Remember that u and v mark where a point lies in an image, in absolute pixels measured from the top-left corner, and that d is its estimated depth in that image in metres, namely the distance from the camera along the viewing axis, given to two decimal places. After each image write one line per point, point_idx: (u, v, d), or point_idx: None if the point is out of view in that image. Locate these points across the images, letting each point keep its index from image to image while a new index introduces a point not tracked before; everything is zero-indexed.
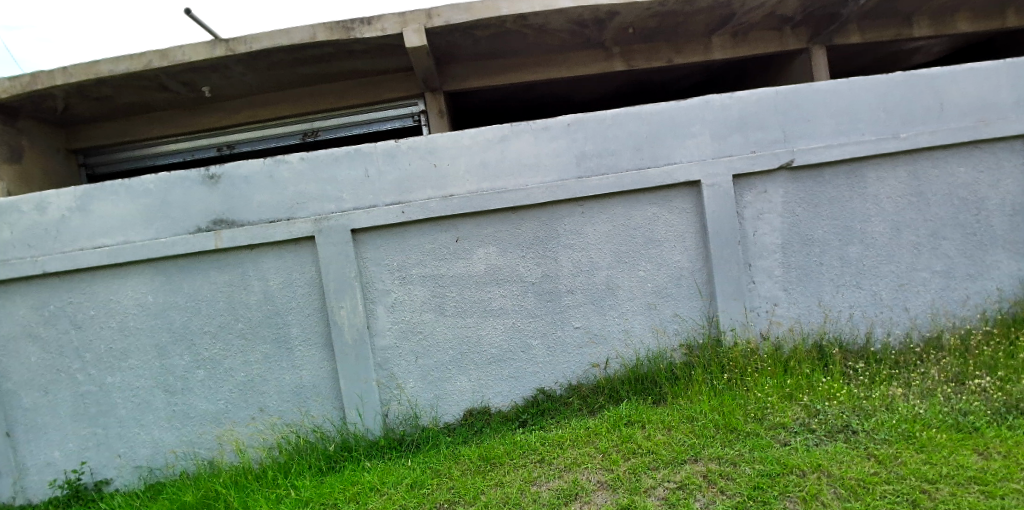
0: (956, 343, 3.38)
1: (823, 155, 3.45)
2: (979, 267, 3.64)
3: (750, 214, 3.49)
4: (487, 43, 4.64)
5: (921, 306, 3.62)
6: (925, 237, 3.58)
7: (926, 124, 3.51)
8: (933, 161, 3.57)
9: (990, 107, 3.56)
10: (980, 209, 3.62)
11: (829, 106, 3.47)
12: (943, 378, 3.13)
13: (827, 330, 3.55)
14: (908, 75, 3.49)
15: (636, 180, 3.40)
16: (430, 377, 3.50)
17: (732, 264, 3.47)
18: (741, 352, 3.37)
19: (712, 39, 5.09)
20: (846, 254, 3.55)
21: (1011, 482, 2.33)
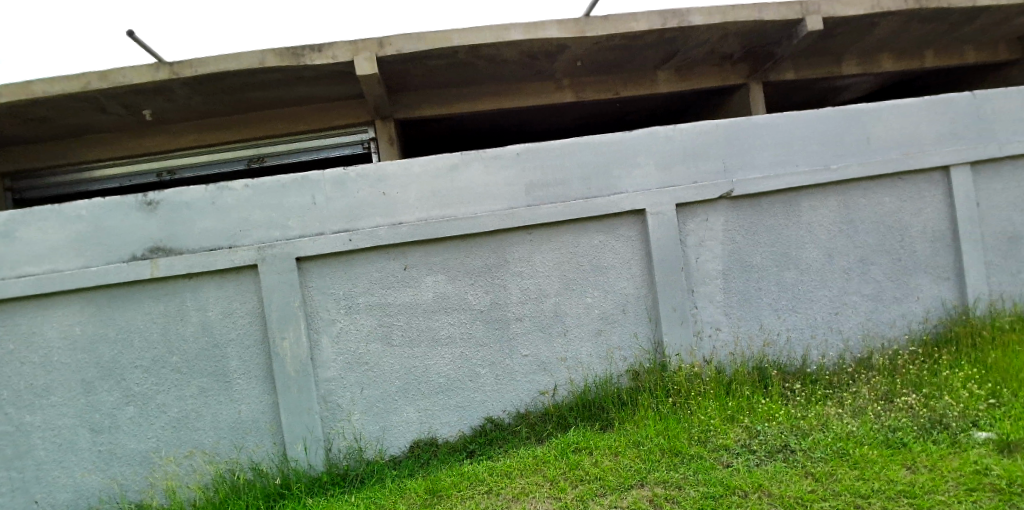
0: (885, 363, 3.54)
1: (761, 185, 3.61)
2: (905, 290, 3.86)
3: (692, 242, 3.60)
4: (440, 73, 4.70)
5: (852, 329, 3.80)
6: (854, 263, 3.79)
7: (856, 157, 3.75)
8: (860, 191, 3.80)
9: (911, 142, 3.84)
10: (904, 236, 3.86)
11: (766, 139, 3.65)
12: (873, 396, 3.25)
13: (767, 354, 3.66)
14: (839, 110, 3.73)
15: (583, 209, 3.46)
16: (374, 410, 3.42)
17: (677, 290, 3.55)
18: (685, 376, 3.43)
19: (658, 73, 5.30)
20: (782, 279, 3.70)
21: (938, 495, 2.44)
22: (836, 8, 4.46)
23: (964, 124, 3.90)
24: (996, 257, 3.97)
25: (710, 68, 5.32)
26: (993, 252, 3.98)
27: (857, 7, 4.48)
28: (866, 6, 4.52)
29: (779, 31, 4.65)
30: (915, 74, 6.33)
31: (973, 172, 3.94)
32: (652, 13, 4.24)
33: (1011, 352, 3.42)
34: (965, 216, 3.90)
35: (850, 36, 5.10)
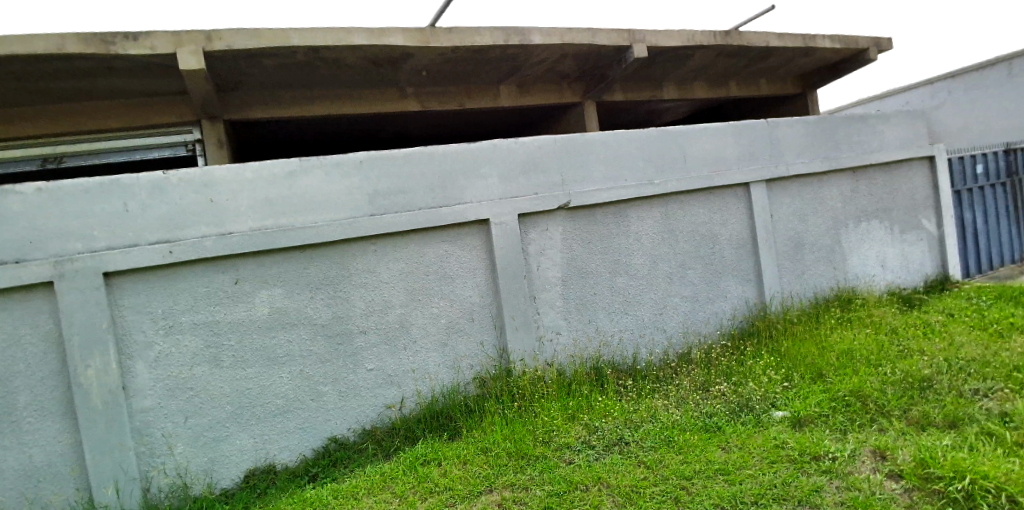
0: (701, 355, 3.94)
1: (595, 197, 3.88)
2: (716, 291, 4.38)
3: (534, 251, 3.75)
4: (281, 73, 4.42)
5: (675, 327, 4.21)
6: (674, 268, 4.22)
7: (674, 173, 4.19)
8: (679, 203, 4.24)
9: (719, 161, 4.37)
10: (714, 243, 4.38)
11: (599, 155, 3.94)
12: (693, 387, 3.51)
13: (602, 354, 3.92)
14: (660, 131, 4.14)
15: (429, 219, 3.45)
16: (201, 441, 3.09)
17: (520, 298, 3.68)
18: (529, 380, 3.54)
19: (500, 88, 5.48)
20: (615, 284, 4.00)
21: (746, 469, 2.70)
22: (659, 38, 4.96)
23: (759, 147, 4.54)
24: (786, 260, 4.65)
25: (552, 85, 5.63)
26: (783, 256, 4.65)
27: (674, 38, 5.02)
28: (682, 39, 5.09)
29: (611, 55, 5.06)
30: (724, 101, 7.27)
31: (767, 187, 4.58)
32: (495, 29, 4.38)
33: (800, 338, 3.87)
34: (761, 226, 4.51)
35: (670, 65, 5.70)
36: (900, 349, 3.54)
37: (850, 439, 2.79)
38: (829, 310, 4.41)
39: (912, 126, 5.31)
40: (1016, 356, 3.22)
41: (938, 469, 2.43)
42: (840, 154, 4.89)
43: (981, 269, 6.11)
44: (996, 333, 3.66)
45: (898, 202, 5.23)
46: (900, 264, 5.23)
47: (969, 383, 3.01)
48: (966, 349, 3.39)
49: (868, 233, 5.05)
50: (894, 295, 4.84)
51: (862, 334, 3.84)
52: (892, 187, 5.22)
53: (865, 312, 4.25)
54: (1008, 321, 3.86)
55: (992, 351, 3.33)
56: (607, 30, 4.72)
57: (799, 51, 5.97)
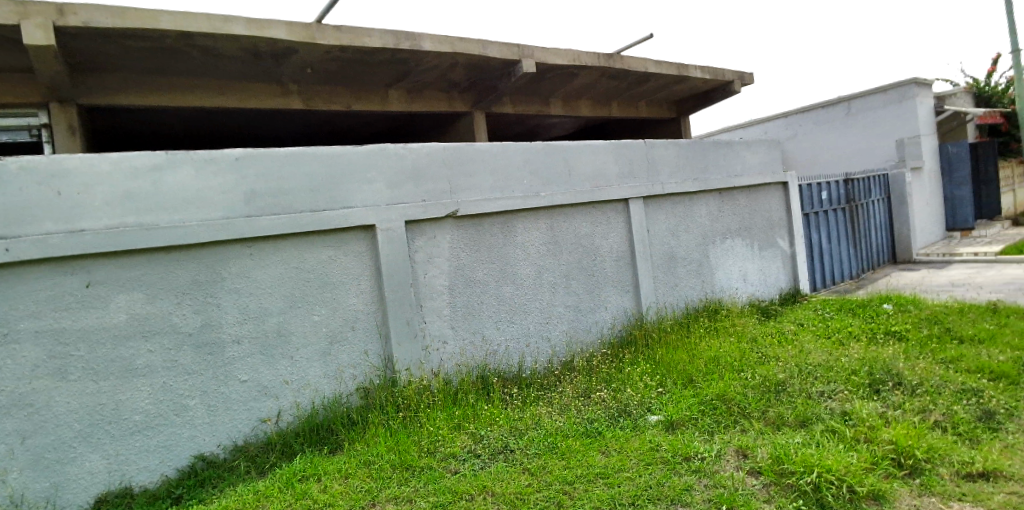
0: (583, 363, 4.05)
1: (483, 206, 3.91)
2: (598, 301, 4.57)
3: (421, 258, 3.71)
4: (152, 58, 4.06)
5: (558, 336, 4.33)
6: (559, 278, 4.34)
7: (560, 187, 4.34)
8: (563, 216, 4.39)
9: (603, 177, 4.59)
10: (596, 255, 4.57)
11: (488, 165, 3.99)
12: (575, 393, 3.53)
13: (488, 362, 3.93)
14: (548, 145, 4.28)
15: (310, 222, 3.31)
16: (42, 463, 2.73)
17: (405, 306, 3.61)
18: (415, 390, 3.47)
19: (389, 92, 5.42)
20: (501, 292, 4.04)
21: (624, 472, 2.65)
22: (548, 56, 5.11)
23: (638, 166, 4.83)
24: (660, 272, 4.95)
25: (441, 93, 5.63)
26: (659, 268, 4.95)
27: (561, 57, 5.20)
28: (568, 58, 5.28)
29: (501, 67, 5.16)
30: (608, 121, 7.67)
31: (645, 203, 4.88)
32: (385, 32, 4.32)
33: (673, 347, 4.09)
34: (639, 240, 4.78)
35: (558, 82, 5.91)
36: (759, 356, 3.83)
37: (717, 440, 2.84)
38: (697, 320, 4.74)
39: (768, 153, 5.98)
40: (855, 360, 3.53)
41: (792, 465, 2.52)
42: (708, 176, 5.34)
43: (825, 283, 6.89)
44: (837, 341, 4.09)
45: (756, 222, 5.81)
46: (758, 278, 5.79)
47: (817, 386, 3.21)
48: (813, 355, 3.73)
49: (730, 249, 5.52)
50: (753, 306, 5.31)
51: (727, 342, 4.15)
52: (751, 208, 5.78)
53: (728, 322, 4.66)
54: (846, 330, 4.32)
55: (835, 357, 3.64)
56: (498, 43, 4.83)
57: (674, 79, 6.43)
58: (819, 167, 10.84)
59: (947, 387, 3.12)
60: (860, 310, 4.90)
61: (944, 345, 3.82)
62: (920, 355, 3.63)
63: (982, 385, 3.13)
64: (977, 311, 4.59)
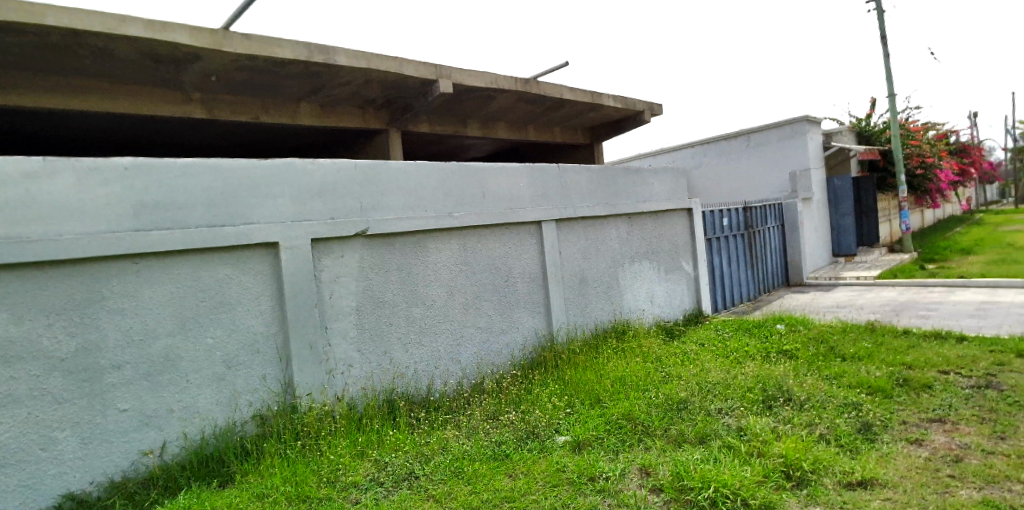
0: (493, 384, 3.98)
1: (394, 225, 3.85)
2: (509, 322, 4.58)
3: (326, 278, 3.57)
4: (36, 55, 3.69)
5: (468, 358, 4.28)
6: (470, 299, 4.32)
7: (474, 207, 4.35)
8: (476, 237, 4.40)
9: (517, 200, 4.66)
10: (508, 277, 4.59)
11: (400, 184, 3.95)
12: (483, 416, 3.46)
13: (396, 385, 3.81)
14: (462, 166, 4.30)
15: (207, 239, 3.11)
16: None
17: (308, 327, 3.45)
18: (316, 416, 3.28)
19: (300, 106, 5.30)
20: (411, 314, 3.96)
21: (529, 494, 2.60)
22: (465, 77, 5.23)
23: (551, 189, 4.96)
24: (571, 295, 5.08)
25: (354, 109, 5.57)
26: (569, 290, 5.08)
27: (477, 79, 5.30)
28: (485, 81, 5.42)
29: (418, 86, 5.20)
30: (525, 145, 7.86)
31: (557, 226, 5.00)
32: (297, 44, 4.23)
33: (581, 367, 4.14)
34: (551, 262, 4.88)
35: (474, 104, 6.01)
36: (662, 375, 3.95)
37: (622, 459, 2.87)
38: (606, 340, 4.86)
39: (672, 182, 6.35)
40: (749, 377, 3.72)
41: (690, 481, 2.58)
42: (617, 201, 5.59)
43: (725, 305, 7.35)
44: (734, 360, 4.30)
45: (663, 246, 6.15)
46: (663, 300, 6.09)
47: (715, 404, 3.34)
48: (713, 373, 3.91)
49: (637, 273, 5.80)
50: (658, 327, 5.54)
51: (633, 362, 4.25)
52: (656, 232, 6.10)
53: (636, 342, 4.77)
54: (743, 349, 4.56)
55: (733, 374, 3.83)
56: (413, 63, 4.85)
57: (588, 106, 6.72)
58: (722, 197, 11.56)
59: (831, 402, 3.34)
60: (756, 330, 5.20)
61: (828, 362, 4.11)
62: (808, 372, 3.89)
63: (860, 399, 3.38)
64: (857, 330, 4.98)
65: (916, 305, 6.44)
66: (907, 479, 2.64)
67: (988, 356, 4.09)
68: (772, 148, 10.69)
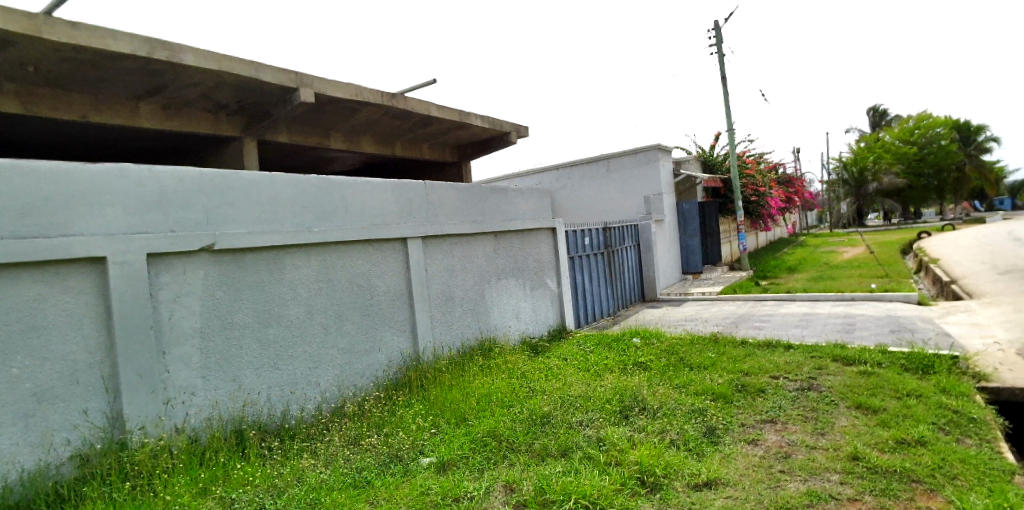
0: (354, 408, 3.78)
1: (246, 240, 3.58)
2: (373, 342, 4.41)
3: (163, 298, 3.19)
4: None
5: (329, 381, 4.03)
6: (331, 318, 4.09)
7: (336, 222, 4.19)
8: (338, 253, 4.22)
9: (382, 215, 4.57)
10: (371, 295, 4.44)
11: (254, 195, 3.69)
12: (343, 441, 3.27)
13: (246, 414, 3.47)
14: (324, 179, 4.14)
15: (15, 252, 2.66)
16: None
17: (141, 353, 3.05)
18: (149, 452, 2.87)
19: (140, 106, 4.80)
20: (265, 336, 3.65)
21: None
22: (327, 89, 5.03)
23: (418, 206, 4.94)
24: (437, 312, 5.07)
25: (205, 113, 5.15)
26: (436, 308, 5.06)
27: (341, 90, 5.15)
28: (349, 92, 5.28)
29: (276, 93, 4.94)
30: (394, 160, 7.78)
31: (423, 243, 4.98)
32: (136, 38, 3.82)
33: (447, 386, 4.10)
34: (416, 280, 4.82)
35: (338, 115, 5.84)
36: (527, 390, 4.03)
37: (486, 477, 2.84)
38: (473, 358, 4.87)
39: (537, 202, 6.65)
40: (608, 389, 3.92)
41: (552, 494, 2.61)
42: (485, 219, 5.73)
43: (586, 320, 7.75)
44: (594, 373, 4.50)
45: (529, 264, 6.37)
46: (528, 316, 6.28)
47: (576, 416, 3.48)
48: (574, 386, 4.05)
49: (504, 290, 5.95)
50: (523, 343, 5.70)
51: (499, 379, 4.29)
52: (522, 251, 6.32)
53: (501, 359, 4.83)
54: (602, 363, 4.80)
55: (594, 386, 4.02)
56: (271, 68, 4.60)
57: (456, 124, 6.75)
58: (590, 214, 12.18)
59: (681, 408, 3.59)
60: (615, 344, 5.51)
61: (678, 372, 4.43)
62: (661, 381, 4.16)
63: (705, 404, 3.67)
64: (703, 341, 5.43)
65: (752, 317, 7.21)
66: (745, 477, 2.86)
67: (811, 362, 4.63)
68: (637, 171, 11.44)
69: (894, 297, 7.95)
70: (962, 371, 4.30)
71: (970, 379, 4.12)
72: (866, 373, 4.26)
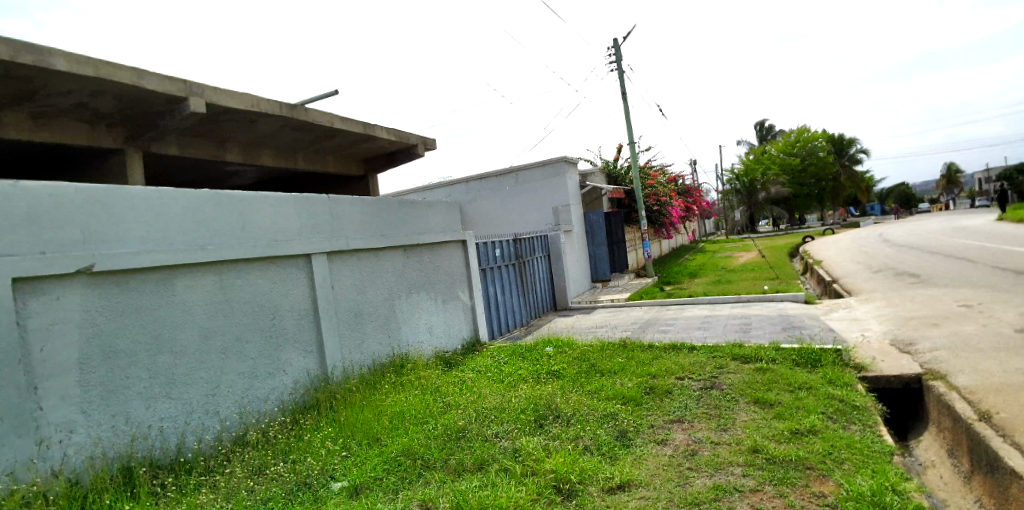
0: (257, 435, 3.60)
1: (131, 261, 3.32)
2: (277, 364, 4.22)
3: (35, 327, 2.88)
4: None
5: (229, 408, 3.81)
6: (230, 342, 3.88)
7: (232, 240, 4.00)
8: (236, 272, 4.02)
9: (282, 231, 4.43)
10: (274, 315, 4.27)
11: (138, 213, 3.44)
12: (246, 472, 3.10)
13: (135, 450, 3.19)
14: (217, 194, 3.95)
15: None
16: None
17: (9, 389, 2.70)
18: (19, 499, 2.53)
19: (5, 114, 4.31)
20: (155, 364, 3.40)
21: None
22: (220, 98, 4.79)
23: (321, 220, 4.85)
24: (345, 329, 4.96)
25: (81, 123, 4.72)
26: (344, 327, 4.96)
27: (236, 100, 4.92)
28: (246, 102, 5.05)
29: (163, 103, 4.62)
30: (296, 172, 7.52)
31: (328, 259, 4.87)
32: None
33: (357, 406, 3.99)
34: (323, 297, 4.70)
35: (234, 126, 5.57)
36: (442, 406, 4.00)
37: (401, 497, 2.76)
38: (385, 376, 4.79)
39: (445, 215, 6.72)
40: (522, 400, 3.96)
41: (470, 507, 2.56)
42: (392, 232, 5.73)
43: (499, 331, 7.86)
44: (508, 384, 4.55)
45: (439, 277, 6.43)
46: (440, 330, 6.29)
47: (492, 428, 3.49)
48: (488, 399, 4.07)
49: (416, 303, 5.96)
50: (437, 358, 5.71)
51: (412, 396, 4.23)
52: (432, 265, 6.34)
53: (414, 376, 4.78)
54: (516, 373, 4.85)
55: (508, 398, 4.06)
56: (158, 76, 4.30)
57: (361, 137, 6.62)
58: (506, 224, 12.25)
59: (593, 414, 3.69)
60: (528, 354, 5.61)
61: (590, 378, 4.56)
62: (573, 389, 4.27)
63: (617, 408, 3.80)
64: (612, 347, 5.62)
65: (657, 321, 7.59)
66: (656, 476, 2.95)
67: (712, 361, 4.90)
68: (552, 182, 11.65)
69: (787, 297, 8.64)
70: (844, 363, 4.72)
71: (853, 370, 4.56)
72: (761, 370, 4.56)
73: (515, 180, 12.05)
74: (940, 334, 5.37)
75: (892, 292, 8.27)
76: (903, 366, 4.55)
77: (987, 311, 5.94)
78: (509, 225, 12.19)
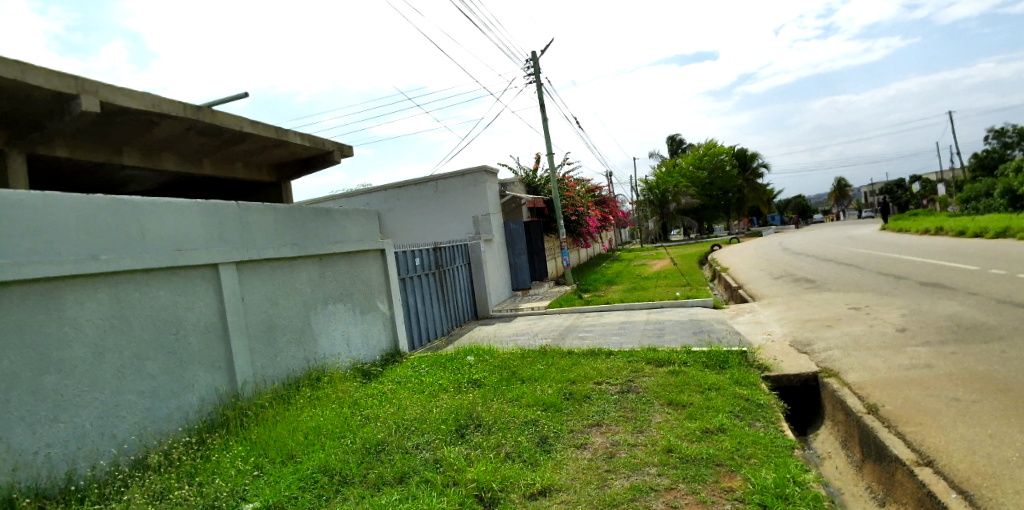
0: (159, 458, 3.38)
1: (12, 273, 3.04)
2: (181, 382, 3.99)
3: None
4: None
5: (127, 430, 3.56)
6: (128, 359, 3.63)
7: (128, 249, 3.75)
8: (135, 284, 3.77)
9: (185, 240, 4.20)
10: (177, 329, 4.03)
11: (21, 220, 3.15)
12: (146, 498, 2.87)
13: (17, 481, 2.91)
14: (112, 200, 3.70)
15: None
16: None
17: None
18: None
19: None
20: (41, 385, 3.12)
21: None
22: (117, 97, 4.49)
23: (228, 229, 4.64)
24: (257, 344, 4.75)
25: None
26: (255, 341, 4.75)
27: (135, 101, 4.62)
28: (146, 103, 4.76)
29: (49, 101, 4.26)
30: (200, 179, 7.15)
31: (237, 270, 4.67)
32: None
33: (270, 424, 3.83)
34: (232, 310, 4.49)
35: (132, 128, 5.24)
36: (360, 419, 3.92)
37: None
38: (299, 391, 4.64)
39: (364, 224, 6.60)
40: (444, 410, 3.95)
41: None
42: (307, 241, 5.57)
43: (420, 341, 7.79)
44: (428, 394, 4.52)
45: (357, 287, 6.31)
46: (358, 342, 6.15)
47: (412, 440, 3.45)
48: (409, 410, 4.02)
49: (332, 315, 5.80)
50: (355, 369, 5.60)
51: (329, 410, 4.11)
52: (349, 274, 6.21)
53: (331, 389, 4.65)
54: (437, 383, 4.82)
55: (429, 408, 4.03)
56: (44, 73, 3.96)
57: (272, 142, 6.38)
58: (431, 233, 12.16)
59: (514, 422, 3.74)
60: (449, 364, 5.60)
61: (510, 386, 4.61)
62: (495, 397, 4.29)
63: (537, 415, 3.86)
64: (532, 354, 5.70)
65: (576, 329, 7.78)
66: (576, 480, 3.01)
67: (628, 366, 5.08)
68: (476, 190, 11.70)
69: (703, 302, 9.12)
70: (748, 364, 5.02)
71: (758, 370, 4.86)
72: (673, 373, 4.77)
73: (434, 188, 12.05)
74: (834, 334, 5.83)
75: (792, 295, 8.92)
76: (800, 365, 4.90)
77: (873, 312, 6.55)
78: (431, 234, 12.17)
